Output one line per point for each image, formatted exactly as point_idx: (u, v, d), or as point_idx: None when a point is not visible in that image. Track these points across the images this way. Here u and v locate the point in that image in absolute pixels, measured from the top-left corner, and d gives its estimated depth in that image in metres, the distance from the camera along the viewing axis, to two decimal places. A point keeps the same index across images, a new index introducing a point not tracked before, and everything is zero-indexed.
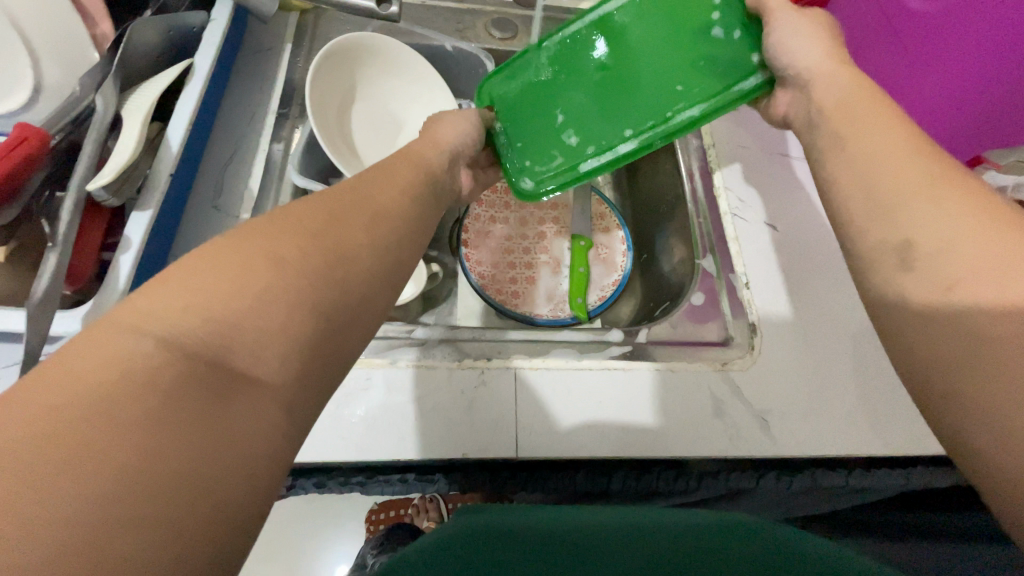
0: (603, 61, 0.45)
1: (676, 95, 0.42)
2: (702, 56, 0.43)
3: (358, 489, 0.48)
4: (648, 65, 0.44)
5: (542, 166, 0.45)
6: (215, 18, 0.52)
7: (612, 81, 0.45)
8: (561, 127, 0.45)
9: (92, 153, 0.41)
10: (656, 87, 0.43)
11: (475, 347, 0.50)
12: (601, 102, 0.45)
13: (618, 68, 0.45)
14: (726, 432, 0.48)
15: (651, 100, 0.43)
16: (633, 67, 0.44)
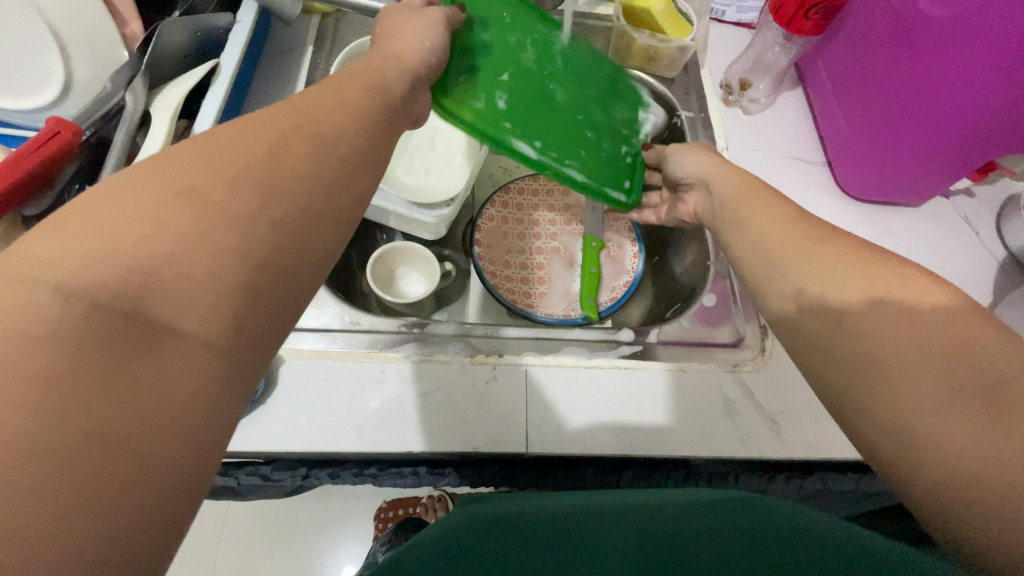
0: (565, 88, 0.52)
1: (581, 151, 0.52)
2: (610, 149, 0.55)
3: (370, 481, 0.49)
4: (577, 121, 0.53)
5: (472, 103, 0.46)
6: (241, 19, 0.53)
7: (552, 101, 0.51)
8: (500, 89, 0.48)
9: (122, 149, 0.43)
10: (569, 135, 0.51)
11: (486, 343, 0.51)
12: (537, 105, 0.49)
13: (568, 103, 0.52)
14: (736, 433, 0.48)
15: (567, 139, 0.51)
16: (576, 113, 0.53)
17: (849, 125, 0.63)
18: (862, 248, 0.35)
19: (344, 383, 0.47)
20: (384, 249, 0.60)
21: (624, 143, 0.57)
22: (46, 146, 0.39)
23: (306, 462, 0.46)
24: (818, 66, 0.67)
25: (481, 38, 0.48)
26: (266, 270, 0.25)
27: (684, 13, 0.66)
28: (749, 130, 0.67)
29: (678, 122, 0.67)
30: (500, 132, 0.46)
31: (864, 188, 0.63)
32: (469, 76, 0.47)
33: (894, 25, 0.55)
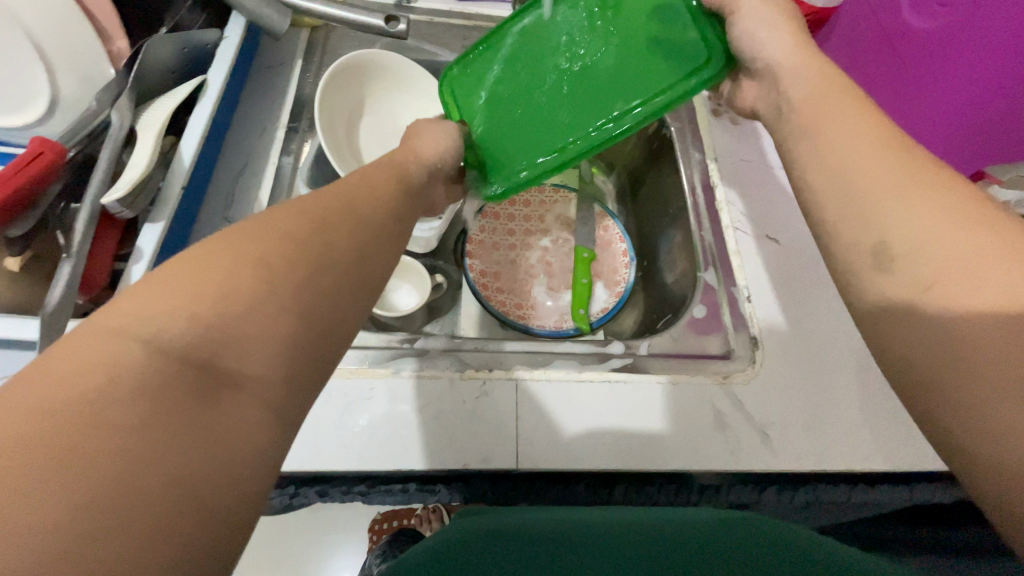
0: (559, 60, 0.45)
1: (648, 77, 0.42)
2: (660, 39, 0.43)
3: (360, 499, 0.48)
4: (597, 66, 0.44)
5: (503, 168, 0.46)
6: (228, 35, 0.53)
7: (562, 79, 0.44)
8: (511, 125, 0.46)
9: (106, 167, 0.42)
10: (601, 87, 0.43)
11: (477, 357, 0.51)
12: (551, 100, 0.44)
13: (572, 66, 0.44)
14: (727, 445, 0.48)
15: (604, 95, 0.43)
16: (591, 63, 0.44)
17: None
18: (925, 194, 0.30)
19: (334, 401, 0.46)
20: None
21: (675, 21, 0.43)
22: (28, 167, 0.39)
23: (295, 479, 0.46)
24: None
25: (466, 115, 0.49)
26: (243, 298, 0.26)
27: None
28: (739, 139, 0.66)
29: (667, 133, 0.68)
30: (519, 178, 0.44)
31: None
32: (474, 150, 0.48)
33: (879, 36, 0.54)
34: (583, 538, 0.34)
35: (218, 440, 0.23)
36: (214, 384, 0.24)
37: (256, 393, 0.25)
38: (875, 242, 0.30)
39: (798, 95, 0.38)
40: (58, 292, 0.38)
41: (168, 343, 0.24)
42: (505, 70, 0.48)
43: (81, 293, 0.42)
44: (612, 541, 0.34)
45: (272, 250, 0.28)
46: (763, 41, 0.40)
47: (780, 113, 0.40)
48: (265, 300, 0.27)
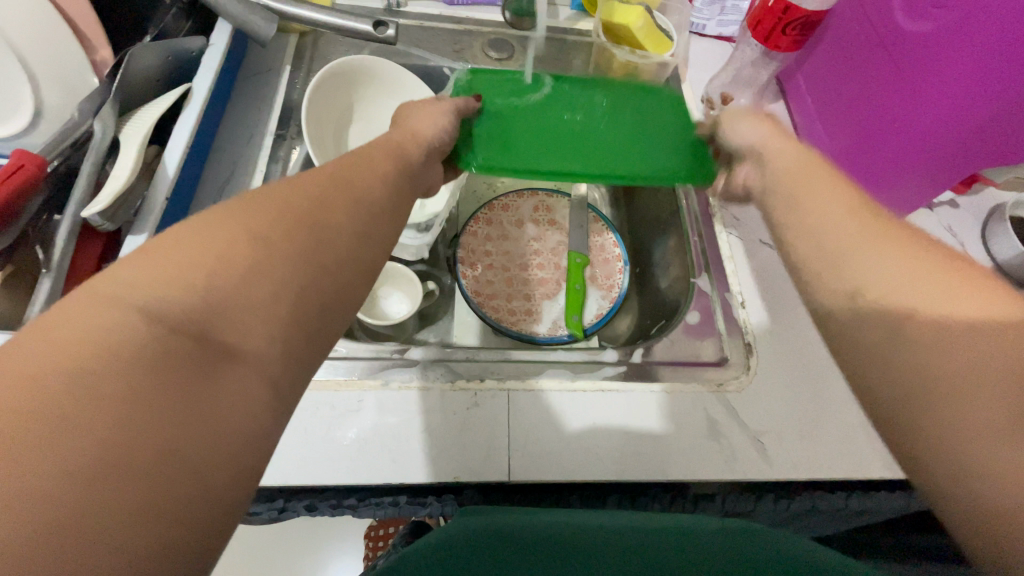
0: (579, 115, 0.55)
1: (620, 155, 0.53)
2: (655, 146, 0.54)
3: (350, 512, 0.47)
4: (605, 135, 0.54)
5: (489, 152, 0.52)
6: (214, 42, 0.53)
7: (573, 128, 0.54)
8: (513, 130, 0.53)
9: (89, 178, 0.42)
10: (598, 147, 0.53)
11: (467, 367, 0.50)
12: (556, 135, 0.54)
13: (582, 124, 0.54)
14: (722, 454, 0.47)
15: (585, 151, 0.53)
16: (592, 125, 0.55)
17: (831, 137, 0.62)
18: None
19: (321, 414, 0.46)
20: None
21: (672, 127, 0.55)
22: (10, 180, 0.38)
23: (283, 492, 0.46)
24: (800, 78, 0.66)
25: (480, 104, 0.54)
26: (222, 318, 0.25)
27: (663, 28, 0.66)
28: None
29: None
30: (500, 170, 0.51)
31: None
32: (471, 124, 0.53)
33: (873, 40, 0.54)
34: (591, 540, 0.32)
35: (215, 451, 0.22)
36: (210, 381, 0.23)
37: (254, 401, 0.24)
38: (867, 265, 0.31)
39: (782, 166, 0.41)
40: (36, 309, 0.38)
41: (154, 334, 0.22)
42: (535, 94, 0.56)
43: None
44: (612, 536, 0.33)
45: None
46: (745, 134, 0.46)
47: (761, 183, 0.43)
48: (257, 300, 0.25)
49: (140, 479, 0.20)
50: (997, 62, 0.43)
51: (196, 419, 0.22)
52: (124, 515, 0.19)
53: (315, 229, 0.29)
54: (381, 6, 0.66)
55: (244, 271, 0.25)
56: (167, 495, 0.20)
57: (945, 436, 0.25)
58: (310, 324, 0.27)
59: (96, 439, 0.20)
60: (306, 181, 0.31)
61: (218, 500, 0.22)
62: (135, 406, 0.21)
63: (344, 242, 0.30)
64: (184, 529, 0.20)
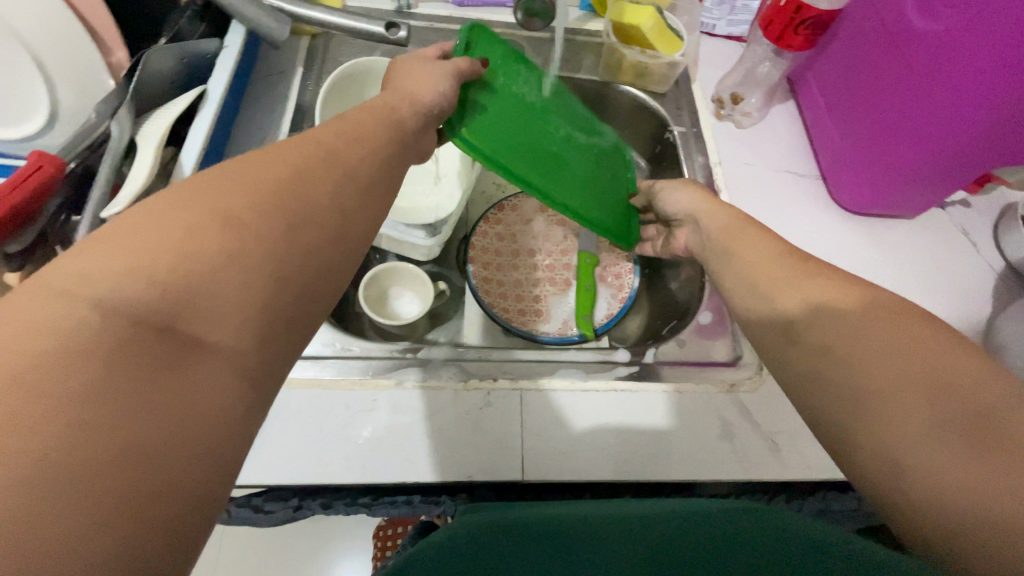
0: (560, 141, 0.55)
1: (585, 198, 0.55)
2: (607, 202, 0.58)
3: (365, 511, 0.47)
4: (575, 172, 0.55)
5: (484, 136, 0.47)
6: (228, 45, 0.53)
7: (555, 151, 0.54)
8: (507, 126, 0.50)
9: (107, 180, 0.42)
10: (569, 180, 0.54)
11: (480, 366, 0.50)
12: (541, 149, 0.52)
13: (561, 152, 0.55)
14: (735, 454, 0.47)
15: (571, 183, 0.54)
16: (575, 156, 0.57)
17: (841, 137, 0.62)
18: None
19: (335, 413, 0.46)
20: (376, 269, 0.60)
21: (619, 184, 0.62)
22: (29, 181, 0.39)
23: (298, 491, 0.46)
24: (810, 78, 0.66)
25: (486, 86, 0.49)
26: None
27: (674, 28, 0.66)
28: (741, 145, 0.66)
29: (670, 137, 0.67)
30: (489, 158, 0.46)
31: (860, 203, 0.62)
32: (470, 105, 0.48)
33: (884, 39, 0.54)
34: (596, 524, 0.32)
35: (235, 441, 0.22)
36: (231, 369, 0.23)
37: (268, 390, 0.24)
38: None
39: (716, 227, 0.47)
40: None
41: (177, 331, 0.22)
42: (530, 100, 0.54)
43: None
44: (635, 524, 0.32)
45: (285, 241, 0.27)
46: (678, 200, 0.52)
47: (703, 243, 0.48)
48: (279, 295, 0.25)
49: (174, 469, 0.20)
50: (1011, 61, 0.43)
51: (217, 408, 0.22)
52: (157, 509, 0.19)
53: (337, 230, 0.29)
54: (392, 8, 0.66)
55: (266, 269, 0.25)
56: (190, 486, 0.20)
57: (926, 442, 0.25)
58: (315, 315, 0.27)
59: (125, 421, 0.19)
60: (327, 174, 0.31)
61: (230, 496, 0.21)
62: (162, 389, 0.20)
63: (360, 242, 0.30)
64: (201, 523, 0.21)
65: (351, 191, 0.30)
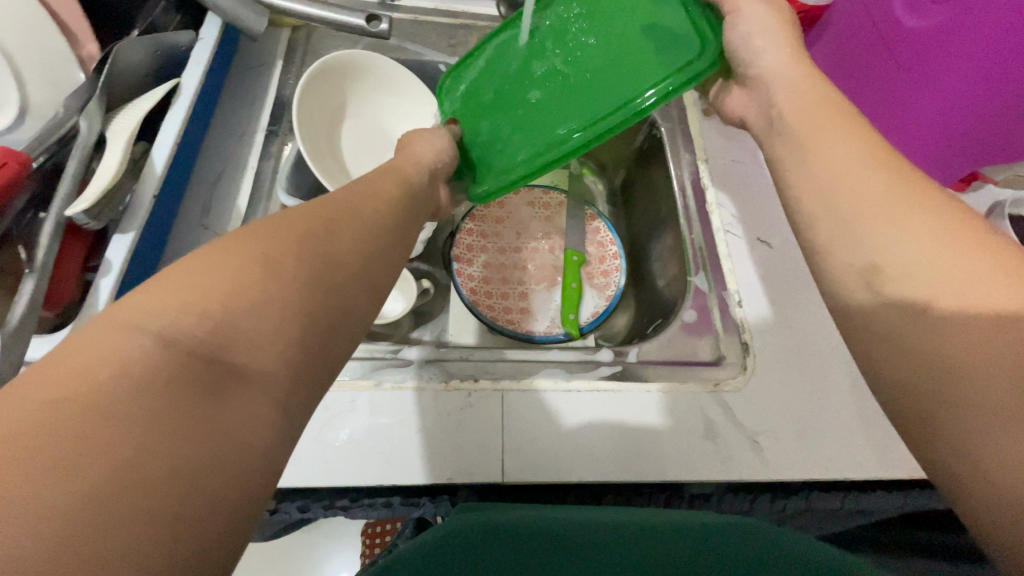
0: (554, 64, 0.47)
1: (607, 93, 0.43)
2: (638, 62, 0.43)
3: (343, 513, 0.47)
4: (583, 79, 0.45)
5: (489, 170, 0.48)
6: (203, 37, 0.52)
7: (555, 84, 0.46)
8: (500, 132, 0.49)
9: (75, 175, 0.41)
10: (582, 95, 0.44)
11: (462, 367, 0.50)
12: (540, 104, 0.46)
13: (559, 76, 0.46)
14: (717, 456, 0.47)
15: (596, 89, 0.44)
16: (587, 50, 0.46)
17: None
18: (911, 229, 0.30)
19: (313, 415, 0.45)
20: None
21: (657, 15, 0.44)
22: None
23: (276, 494, 0.45)
24: None
25: (471, 122, 0.52)
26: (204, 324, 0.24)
27: None
28: (729, 141, 0.65)
29: (657, 133, 0.67)
30: (498, 181, 0.47)
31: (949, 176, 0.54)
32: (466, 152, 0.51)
33: (870, 34, 0.52)
34: (591, 531, 0.32)
35: (178, 456, 0.22)
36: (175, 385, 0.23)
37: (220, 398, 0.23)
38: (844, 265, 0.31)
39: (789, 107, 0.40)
40: (19, 312, 0.37)
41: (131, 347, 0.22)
42: (509, 70, 0.50)
43: (46, 309, 0.41)
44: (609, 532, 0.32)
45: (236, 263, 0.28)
46: (760, 48, 0.42)
47: (769, 118, 0.42)
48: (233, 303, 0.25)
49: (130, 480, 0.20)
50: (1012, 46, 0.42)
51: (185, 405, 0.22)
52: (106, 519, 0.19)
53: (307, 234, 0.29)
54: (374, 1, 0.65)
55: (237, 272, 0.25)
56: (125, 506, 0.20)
57: None
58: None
59: None
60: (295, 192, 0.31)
61: (226, 494, 0.22)
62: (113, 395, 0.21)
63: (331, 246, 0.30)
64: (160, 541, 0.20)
65: None
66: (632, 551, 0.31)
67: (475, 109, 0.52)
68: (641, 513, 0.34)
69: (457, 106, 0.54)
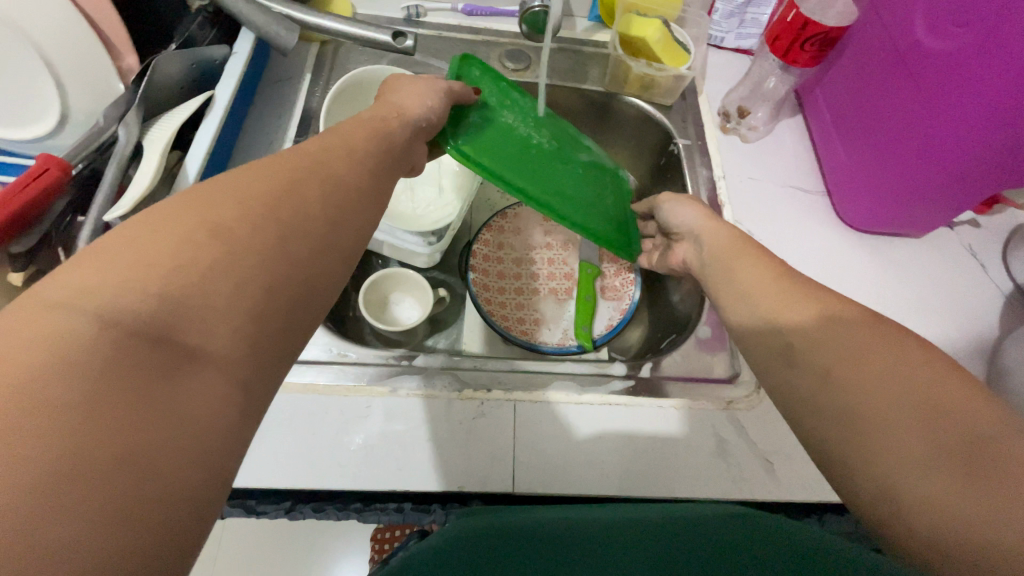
0: (557, 148, 0.56)
1: (574, 200, 0.54)
2: (600, 210, 0.57)
3: (355, 516, 0.47)
4: (568, 178, 0.55)
5: (481, 151, 0.49)
6: (237, 51, 0.54)
7: (550, 158, 0.54)
8: (502, 135, 0.52)
9: (112, 183, 0.43)
10: (561, 185, 0.54)
11: (475, 376, 0.50)
12: (536, 155, 0.53)
13: (557, 159, 0.55)
14: (730, 473, 0.47)
15: (572, 193, 0.55)
16: (577, 167, 0.57)
17: (848, 154, 0.61)
18: None
19: (330, 419, 0.46)
20: (378, 275, 0.61)
21: (617, 198, 0.61)
22: (35, 184, 0.40)
23: (292, 495, 0.46)
24: (818, 94, 0.66)
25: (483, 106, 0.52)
26: (231, 325, 0.25)
27: (681, 41, 0.66)
28: (746, 160, 0.66)
29: (675, 149, 0.67)
30: (486, 166, 0.48)
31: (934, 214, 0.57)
32: (467, 124, 0.51)
33: (893, 58, 0.53)
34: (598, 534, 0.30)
35: (194, 451, 0.22)
36: (221, 379, 0.24)
37: (235, 391, 0.24)
38: None
39: (719, 244, 0.47)
40: None
41: (191, 341, 0.23)
42: (526, 111, 0.56)
43: None
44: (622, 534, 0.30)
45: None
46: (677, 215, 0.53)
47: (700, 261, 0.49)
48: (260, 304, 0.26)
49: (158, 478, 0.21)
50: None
51: (199, 405, 0.23)
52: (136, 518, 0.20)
53: (332, 246, 0.30)
54: (400, 17, 0.68)
55: (264, 277, 0.26)
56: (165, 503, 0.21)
57: (926, 490, 0.26)
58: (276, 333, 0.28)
59: None
60: (335, 186, 0.33)
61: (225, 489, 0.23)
62: (146, 393, 0.22)
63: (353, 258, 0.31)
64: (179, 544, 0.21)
65: (343, 205, 0.32)
66: (647, 547, 0.29)
67: (488, 98, 0.53)
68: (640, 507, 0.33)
69: (472, 81, 0.54)
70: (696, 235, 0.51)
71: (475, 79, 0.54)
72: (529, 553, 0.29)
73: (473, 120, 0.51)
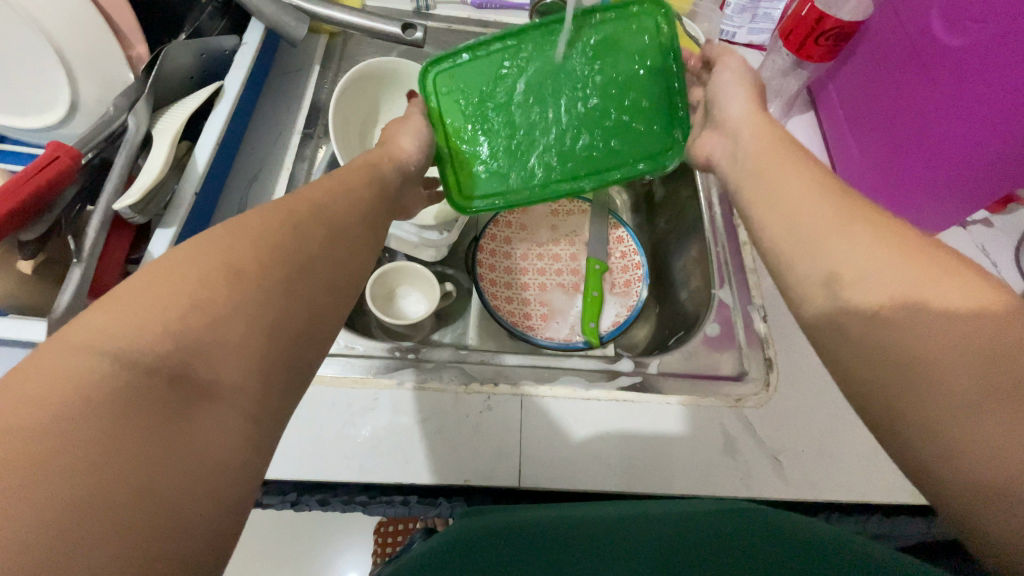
0: (552, 98, 0.49)
1: (589, 155, 0.50)
2: (628, 134, 0.49)
3: (360, 509, 0.46)
4: (574, 128, 0.50)
5: (476, 184, 0.51)
6: (247, 41, 0.54)
7: (546, 122, 0.50)
8: (490, 147, 0.51)
9: (122, 170, 0.43)
10: (569, 147, 0.50)
11: (481, 370, 0.50)
12: (530, 140, 0.50)
13: (556, 114, 0.50)
14: (737, 471, 0.46)
15: (583, 146, 0.50)
16: (586, 96, 0.49)
17: (861, 151, 0.61)
18: (927, 252, 0.31)
19: (337, 410, 0.46)
20: (384, 268, 0.60)
21: (658, 86, 0.49)
22: (45, 170, 0.40)
23: (297, 485, 0.46)
24: (831, 91, 0.65)
25: (462, 122, 0.51)
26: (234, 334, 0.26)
27: (691, 36, 0.66)
28: None
29: None
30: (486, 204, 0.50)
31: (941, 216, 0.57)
32: (454, 155, 0.51)
33: (908, 54, 0.53)
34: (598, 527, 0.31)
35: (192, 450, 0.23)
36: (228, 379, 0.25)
37: (237, 392, 0.26)
38: (831, 270, 0.33)
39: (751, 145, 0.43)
40: (62, 303, 0.39)
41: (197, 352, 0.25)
42: (505, 73, 0.49)
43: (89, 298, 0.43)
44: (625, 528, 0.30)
45: (261, 258, 0.30)
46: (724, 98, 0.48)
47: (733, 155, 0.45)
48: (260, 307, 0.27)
49: (161, 472, 0.22)
50: None
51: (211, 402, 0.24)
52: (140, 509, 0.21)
53: None
54: (411, 9, 0.67)
55: None
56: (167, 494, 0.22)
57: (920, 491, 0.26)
58: (274, 326, 0.29)
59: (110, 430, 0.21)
60: None
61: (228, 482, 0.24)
62: None
63: None
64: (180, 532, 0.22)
65: None
66: (648, 537, 0.29)
67: (464, 104, 0.50)
68: (633, 503, 0.32)
69: (441, 93, 0.51)
70: (734, 128, 0.46)
71: (444, 90, 0.51)
72: (531, 551, 0.29)
73: (459, 145, 0.51)
